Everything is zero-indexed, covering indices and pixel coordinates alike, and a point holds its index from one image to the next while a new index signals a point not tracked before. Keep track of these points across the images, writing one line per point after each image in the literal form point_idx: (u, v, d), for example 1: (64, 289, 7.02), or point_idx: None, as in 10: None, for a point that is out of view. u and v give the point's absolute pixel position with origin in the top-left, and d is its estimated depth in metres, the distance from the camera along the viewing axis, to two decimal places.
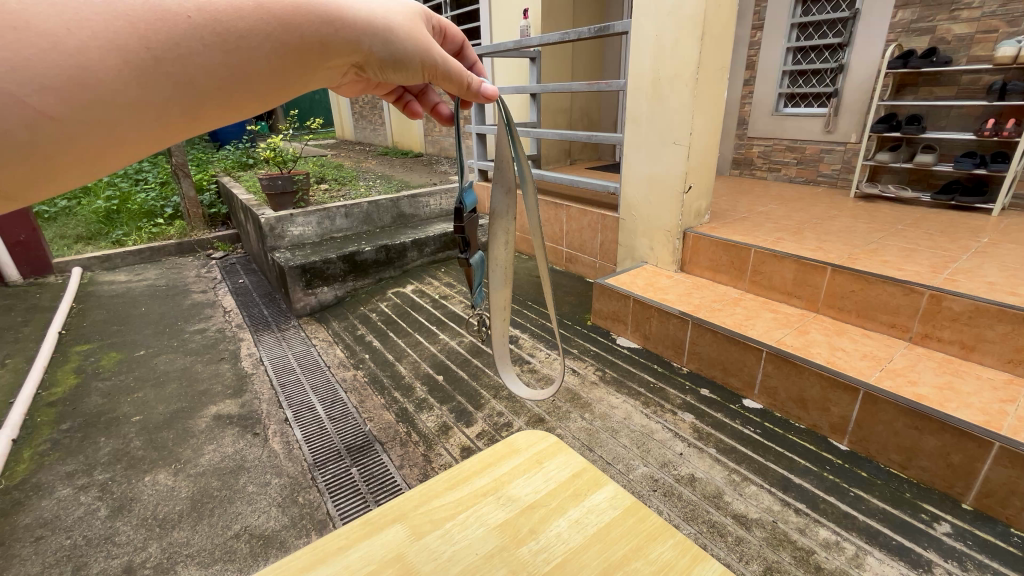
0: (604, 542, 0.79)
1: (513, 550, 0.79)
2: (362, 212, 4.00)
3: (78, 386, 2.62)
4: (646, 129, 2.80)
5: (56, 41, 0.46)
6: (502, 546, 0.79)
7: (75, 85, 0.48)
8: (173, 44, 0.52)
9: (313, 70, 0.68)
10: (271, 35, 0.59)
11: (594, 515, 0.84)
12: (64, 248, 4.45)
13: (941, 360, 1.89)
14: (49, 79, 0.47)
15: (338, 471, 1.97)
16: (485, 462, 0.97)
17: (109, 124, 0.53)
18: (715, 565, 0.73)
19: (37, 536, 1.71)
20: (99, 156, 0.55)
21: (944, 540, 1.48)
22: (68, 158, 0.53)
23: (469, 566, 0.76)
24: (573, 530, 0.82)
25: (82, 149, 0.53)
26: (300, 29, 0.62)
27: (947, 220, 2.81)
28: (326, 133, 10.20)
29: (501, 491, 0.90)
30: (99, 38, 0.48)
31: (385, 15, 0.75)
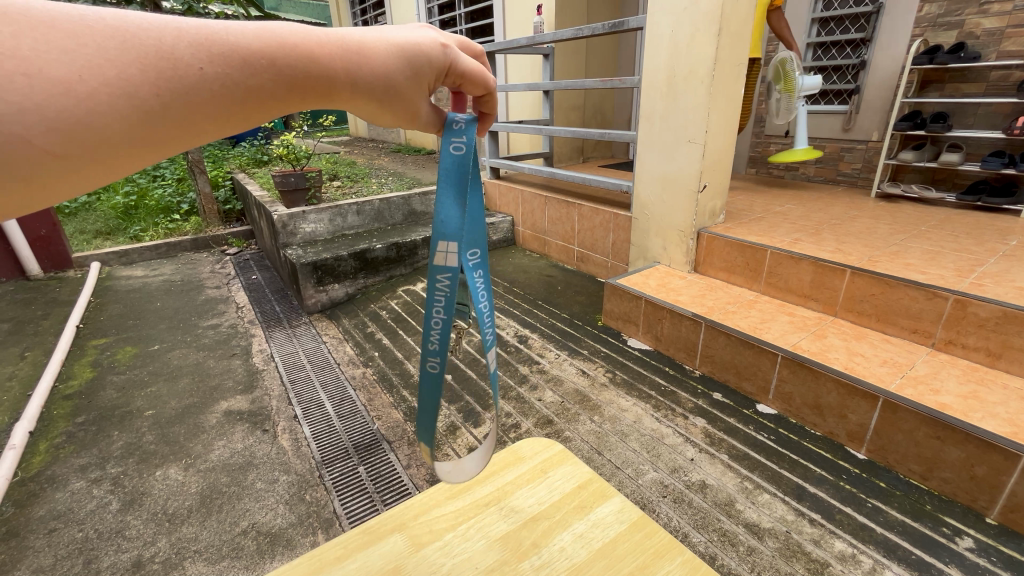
0: (610, 559, 0.77)
1: (515, 564, 0.76)
2: (374, 210, 4.00)
3: (94, 379, 2.66)
4: (660, 127, 2.75)
5: (67, 87, 0.49)
6: (504, 560, 0.77)
7: (84, 130, 0.52)
8: (182, 92, 0.56)
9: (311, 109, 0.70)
10: (276, 85, 0.63)
11: (600, 530, 0.82)
12: (83, 243, 4.53)
13: (966, 368, 1.82)
14: (58, 121, 0.50)
15: (345, 470, 1.97)
16: (488, 470, 0.95)
17: (110, 161, 0.56)
18: None
19: (51, 527, 1.74)
20: (97, 185, 0.58)
21: (967, 555, 1.42)
22: (68, 189, 0.56)
23: None
24: (578, 545, 0.79)
25: (74, 180, 0.55)
26: (301, 79, 0.65)
27: (974, 221, 2.71)
28: (341, 130, 10.27)
29: (504, 502, 0.88)
30: (109, 85, 0.52)
31: (375, 57, 0.72)
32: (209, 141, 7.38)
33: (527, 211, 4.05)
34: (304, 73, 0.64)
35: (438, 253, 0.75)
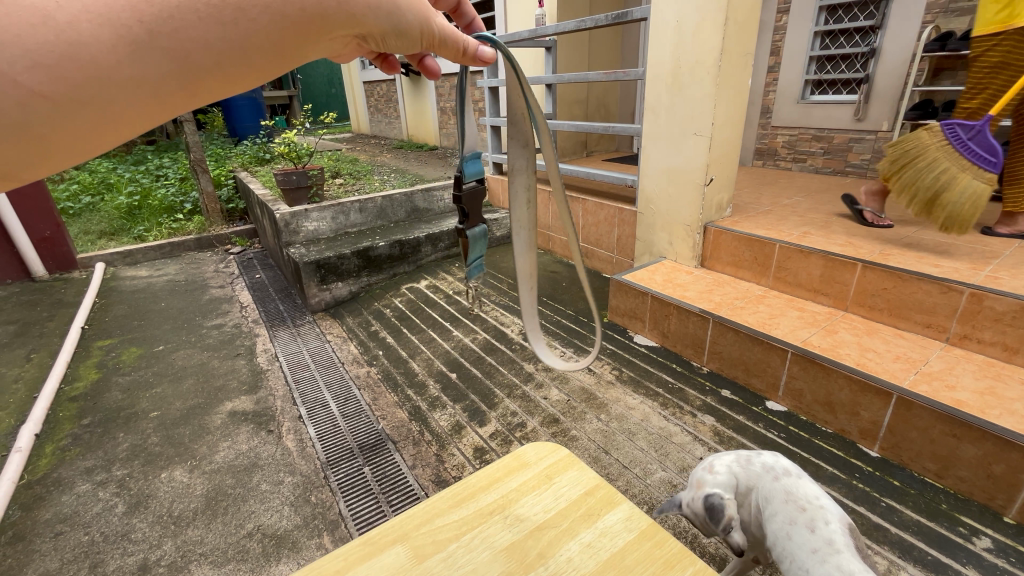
0: (617, 570, 0.74)
1: None
2: (376, 207, 3.98)
3: (99, 380, 2.66)
4: (666, 119, 2.70)
5: (46, 15, 0.45)
6: (509, 572, 0.75)
7: (72, 62, 0.47)
8: (166, 16, 0.50)
9: (318, 38, 0.64)
10: (271, 8, 0.55)
11: (608, 539, 0.79)
12: (87, 244, 4.55)
13: (981, 363, 1.78)
14: (44, 56, 0.46)
15: (350, 470, 1.96)
16: (491, 477, 0.92)
17: (110, 101, 0.52)
18: None
19: (57, 531, 1.74)
20: (100, 130, 0.54)
21: (985, 556, 1.39)
22: (78, 137, 0.53)
23: None
24: (585, 556, 0.77)
25: (78, 125, 0.52)
26: (304, 2, 0.57)
27: (987, 213, 2.66)
28: (344, 127, 10.24)
29: (508, 510, 0.85)
30: (90, 11, 0.47)
31: None
32: (212, 140, 7.37)
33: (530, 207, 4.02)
34: None
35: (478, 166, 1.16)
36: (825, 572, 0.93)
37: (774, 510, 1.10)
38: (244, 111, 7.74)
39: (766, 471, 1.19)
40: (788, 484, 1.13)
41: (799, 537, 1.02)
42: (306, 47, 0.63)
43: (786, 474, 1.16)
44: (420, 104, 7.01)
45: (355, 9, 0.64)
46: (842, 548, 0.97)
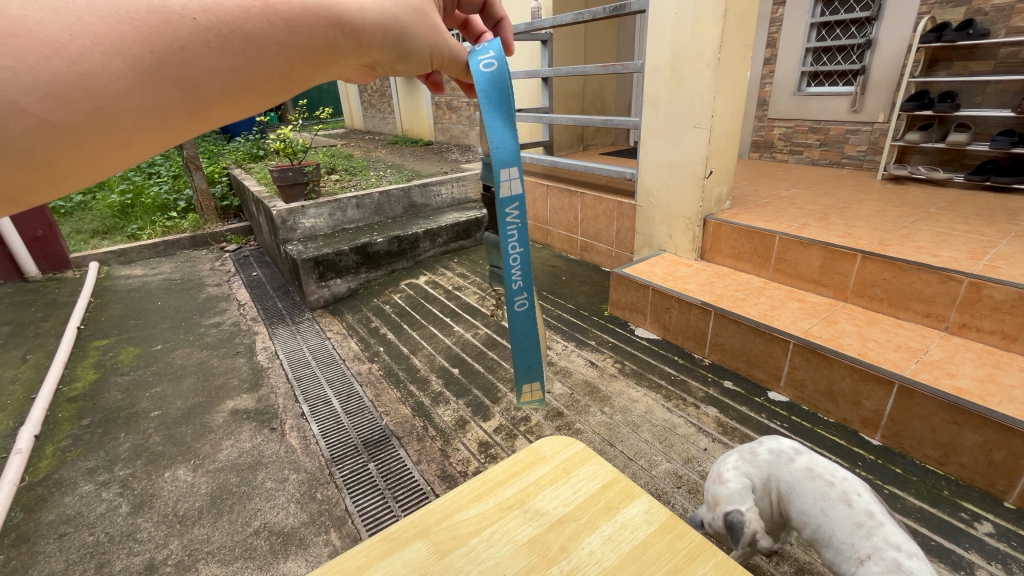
0: (641, 562, 0.75)
1: (544, 571, 0.74)
2: (373, 203, 3.95)
3: (98, 380, 2.64)
4: (665, 112, 2.70)
5: (58, 47, 0.45)
6: (532, 565, 0.75)
7: (81, 91, 0.47)
8: (178, 46, 0.51)
9: (322, 66, 0.66)
10: (278, 37, 0.58)
11: (628, 532, 0.80)
12: (81, 243, 4.49)
13: (980, 351, 1.81)
14: (55, 87, 0.46)
15: (355, 467, 1.96)
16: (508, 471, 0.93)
17: (117, 130, 0.52)
18: None
19: (61, 532, 1.73)
20: (104, 160, 0.53)
21: (987, 540, 1.41)
22: (83, 167, 0.52)
23: None
24: (607, 549, 0.77)
25: (83, 156, 0.51)
26: (308, 28, 0.61)
27: (983, 202, 2.68)
28: (337, 122, 10.16)
29: (528, 504, 0.86)
30: (102, 42, 0.47)
31: (394, 10, 0.74)
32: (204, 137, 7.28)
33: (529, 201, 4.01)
34: (311, 15, 0.60)
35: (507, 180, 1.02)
36: (874, 545, 0.99)
37: (804, 491, 1.16)
38: None
39: (779, 456, 1.25)
40: (806, 462, 1.21)
41: (839, 512, 1.08)
42: (308, 76, 0.66)
43: (797, 453, 1.24)
44: (415, 99, 6.97)
45: (358, 35, 0.68)
46: (882, 520, 1.04)
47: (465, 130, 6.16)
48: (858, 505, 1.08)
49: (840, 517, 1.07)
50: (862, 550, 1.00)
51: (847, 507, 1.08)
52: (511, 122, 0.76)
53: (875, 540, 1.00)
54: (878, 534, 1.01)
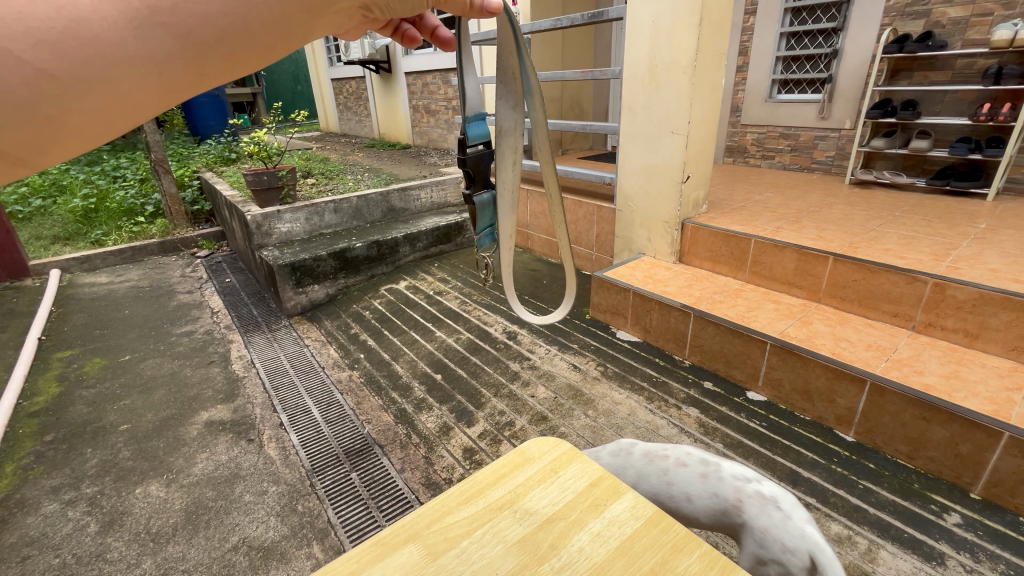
0: (630, 556, 0.75)
1: (535, 568, 0.74)
2: (352, 207, 3.89)
3: (62, 394, 2.52)
4: (643, 118, 2.74)
5: None
6: (523, 565, 0.75)
7: (72, 40, 0.48)
8: None
9: (317, 14, 0.63)
10: None
11: (616, 528, 0.80)
12: (40, 250, 4.29)
13: (945, 349, 1.89)
14: (48, 36, 0.47)
15: (337, 477, 1.92)
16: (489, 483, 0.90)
17: (114, 83, 0.52)
18: None
19: (23, 556, 1.64)
20: (107, 120, 0.54)
21: (955, 531, 1.47)
22: (85, 125, 0.53)
23: None
24: (596, 544, 0.77)
25: (84, 110, 0.51)
26: None
27: (944, 206, 2.81)
28: (311, 125, 9.98)
29: (518, 505, 0.85)
30: None
31: None
32: (171, 138, 7.05)
33: None
34: None
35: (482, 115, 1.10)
36: None
37: None
38: (205, 109, 7.43)
39: None
40: None
41: None
42: (304, 24, 0.62)
43: None
44: (392, 102, 6.91)
45: None
46: None
47: (443, 133, 6.14)
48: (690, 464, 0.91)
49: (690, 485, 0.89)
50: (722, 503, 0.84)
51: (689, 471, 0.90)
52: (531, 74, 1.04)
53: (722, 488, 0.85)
54: (718, 480, 0.86)
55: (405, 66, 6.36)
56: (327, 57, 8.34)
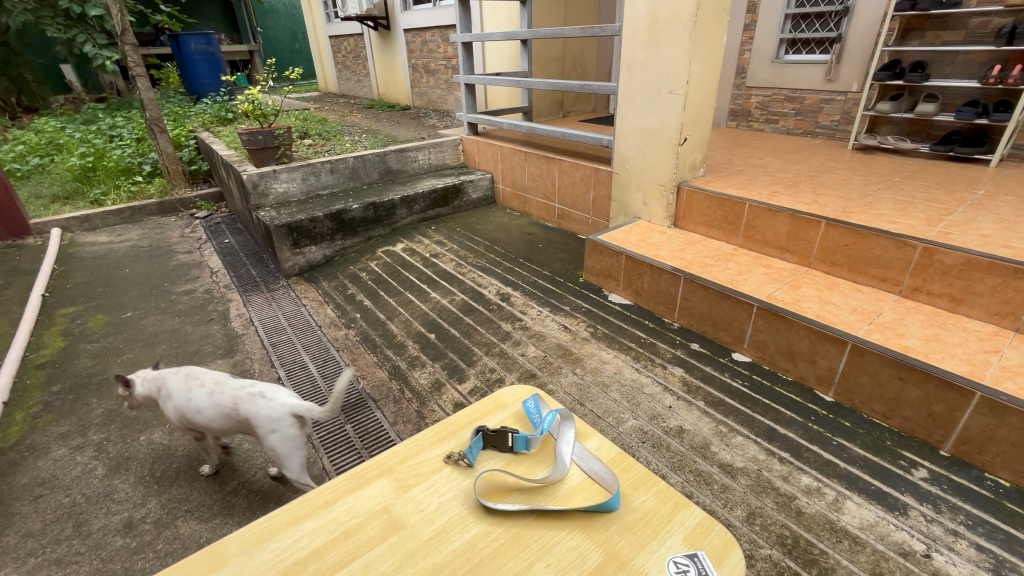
0: (589, 489, 0.86)
1: (498, 499, 0.84)
2: (348, 168, 3.86)
3: (67, 348, 2.60)
4: (642, 78, 2.68)
5: None
6: (486, 495, 0.85)
7: None
8: None
9: None
10: None
11: (580, 464, 0.90)
12: (40, 208, 4.31)
13: (929, 313, 1.91)
14: None
15: (333, 428, 2.00)
16: (616, 503, 0.81)
17: None
18: (695, 511, 0.81)
19: (36, 494, 1.74)
20: None
21: (921, 484, 1.54)
22: None
23: (455, 515, 0.82)
24: (559, 478, 0.88)
25: None
26: None
27: (945, 171, 2.77)
28: (309, 85, 9.76)
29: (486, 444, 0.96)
30: None
31: None
32: (167, 96, 6.93)
33: (507, 169, 3.98)
34: None
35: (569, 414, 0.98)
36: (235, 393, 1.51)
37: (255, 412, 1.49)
38: (201, 66, 7.27)
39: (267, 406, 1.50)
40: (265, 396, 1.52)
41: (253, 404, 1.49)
42: None
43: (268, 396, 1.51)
44: (391, 59, 6.72)
45: None
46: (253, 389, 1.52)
47: (443, 94, 6.00)
48: (219, 384, 1.55)
49: (216, 403, 1.51)
50: (232, 409, 1.50)
51: (217, 393, 1.53)
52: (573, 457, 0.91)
53: (238, 397, 1.52)
54: (232, 391, 1.51)
55: (405, 22, 6.16)
56: (325, 12, 8.07)
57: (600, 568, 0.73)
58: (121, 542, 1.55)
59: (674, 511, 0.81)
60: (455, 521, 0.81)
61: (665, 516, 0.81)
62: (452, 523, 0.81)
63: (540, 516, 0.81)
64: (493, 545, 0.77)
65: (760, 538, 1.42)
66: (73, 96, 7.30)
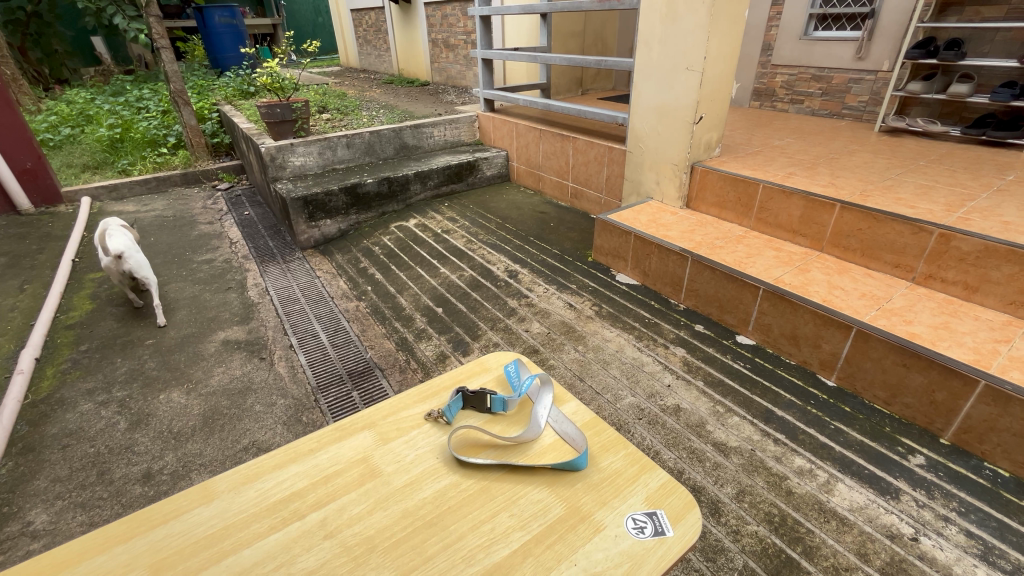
0: (559, 449, 0.97)
1: (468, 452, 0.97)
2: (364, 143, 3.89)
3: (94, 310, 2.73)
4: (659, 53, 2.62)
5: None
6: (459, 447, 0.98)
7: None
8: None
9: None
10: None
11: (555, 425, 1.02)
12: (71, 177, 4.47)
13: (941, 300, 1.86)
14: None
15: (340, 394, 2.07)
16: (583, 463, 0.93)
17: None
18: (659, 474, 0.92)
19: (64, 443, 1.86)
20: None
21: (916, 471, 1.53)
22: None
23: (428, 466, 0.94)
24: (533, 436, 0.99)
25: None
26: None
27: (975, 156, 2.66)
28: (330, 60, 9.75)
29: (463, 404, 1.08)
30: None
31: None
32: (192, 69, 7.02)
33: (522, 146, 3.96)
34: None
35: (548, 380, 1.09)
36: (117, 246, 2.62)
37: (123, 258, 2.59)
38: (225, 39, 7.34)
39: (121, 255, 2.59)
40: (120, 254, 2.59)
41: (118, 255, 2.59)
42: None
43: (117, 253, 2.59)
44: (411, 34, 6.67)
45: None
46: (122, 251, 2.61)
47: (462, 70, 5.94)
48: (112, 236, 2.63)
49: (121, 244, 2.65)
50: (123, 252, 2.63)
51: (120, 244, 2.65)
52: (548, 418, 1.03)
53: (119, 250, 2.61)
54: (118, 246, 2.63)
55: None
56: None
57: (561, 520, 0.84)
58: (140, 491, 1.66)
59: (640, 473, 0.93)
60: (432, 470, 0.93)
61: (631, 476, 0.92)
62: (425, 472, 0.93)
63: (509, 471, 0.93)
64: (461, 495, 0.88)
65: (747, 515, 1.44)
66: (103, 68, 7.47)
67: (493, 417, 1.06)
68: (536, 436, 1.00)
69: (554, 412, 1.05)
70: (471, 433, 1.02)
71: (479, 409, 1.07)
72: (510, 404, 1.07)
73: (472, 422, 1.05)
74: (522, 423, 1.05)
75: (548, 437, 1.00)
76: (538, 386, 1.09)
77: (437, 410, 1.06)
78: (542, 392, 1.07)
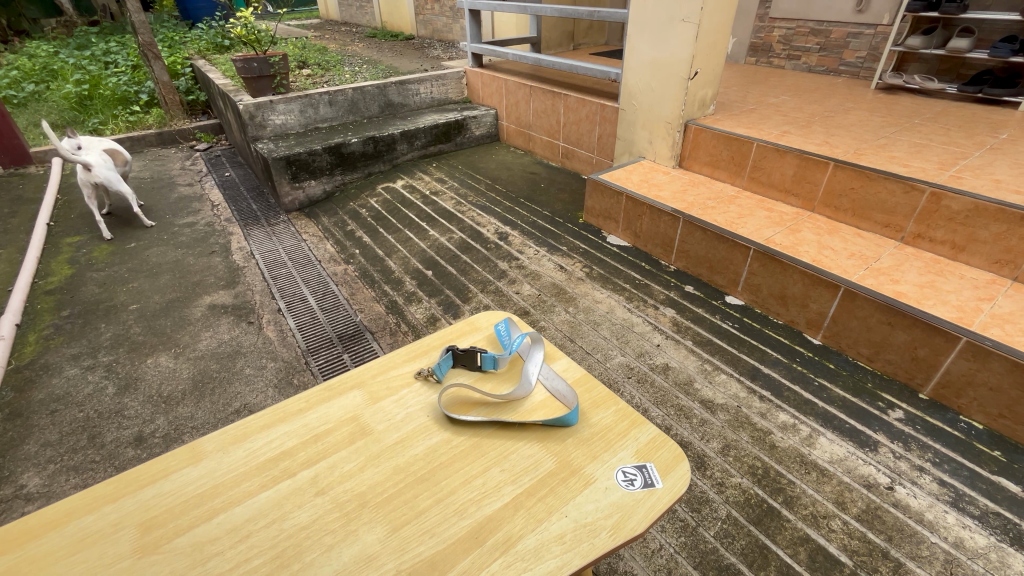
0: (550, 407, 0.98)
1: (460, 410, 0.98)
2: (347, 100, 3.74)
3: (74, 275, 2.66)
4: (653, 4, 2.51)
5: None
6: (451, 405, 0.99)
7: None
8: None
9: None
10: None
11: (546, 382, 1.03)
12: (40, 137, 4.26)
13: (928, 260, 1.88)
14: None
15: (330, 357, 2.07)
16: (573, 419, 0.94)
17: None
18: (648, 428, 0.93)
19: (53, 409, 1.84)
20: None
21: (895, 424, 1.58)
22: None
23: (419, 423, 0.94)
24: (524, 393, 1.00)
25: None
26: None
27: (970, 114, 2.63)
28: (309, 12, 9.23)
29: (454, 364, 1.08)
30: None
31: None
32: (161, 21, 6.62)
33: (511, 104, 3.83)
34: None
35: (539, 340, 1.08)
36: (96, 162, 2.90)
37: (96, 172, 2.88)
38: None
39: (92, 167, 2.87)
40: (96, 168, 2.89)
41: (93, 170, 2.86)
42: None
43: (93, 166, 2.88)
44: None
45: None
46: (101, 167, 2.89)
47: (448, 23, 5.67)
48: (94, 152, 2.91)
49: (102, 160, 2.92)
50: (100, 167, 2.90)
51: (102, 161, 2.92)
52: (539, 377, 1.03)
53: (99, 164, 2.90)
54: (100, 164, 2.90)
55: None
56: None
57: (552, 474, 0.85)
58: (133, 453, 1.67)
59: (630, 427, 0.94)
60: (423, 428, 0.93)
61: (621, 431, 0.93)
62: (417, 430, 0.93)
63: (500, 428, 0.94)
64: (453, 452, 0.89)
65: (732, 468, 1.49)
66: (65, 19, 6.99)
67: (484, 375, 1.06)
68: (526, 394, 1.00)
69: (545, 370, 1.05)
70: (462, 392, 1.02)
71: (470, 366, 1.07)
72: (500, 362, 1.07)
73: (462, 380, 1.05)
74: (513, 381, 1.05)
75: (540, 395, 1.01)
76: (528, 345, 1.09)
77: (428, 368, 1.05)
78: (531, 350, 1.07)
